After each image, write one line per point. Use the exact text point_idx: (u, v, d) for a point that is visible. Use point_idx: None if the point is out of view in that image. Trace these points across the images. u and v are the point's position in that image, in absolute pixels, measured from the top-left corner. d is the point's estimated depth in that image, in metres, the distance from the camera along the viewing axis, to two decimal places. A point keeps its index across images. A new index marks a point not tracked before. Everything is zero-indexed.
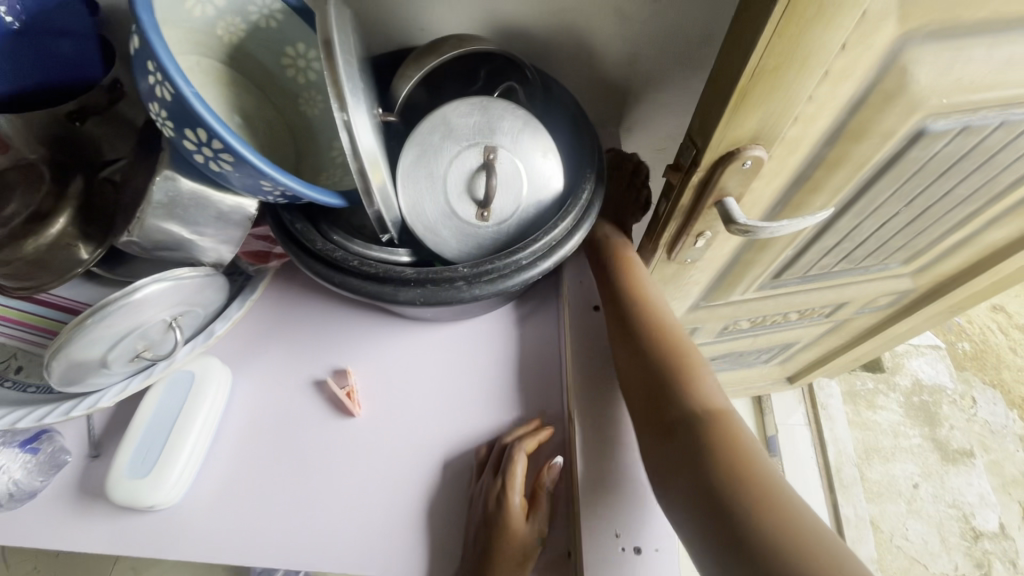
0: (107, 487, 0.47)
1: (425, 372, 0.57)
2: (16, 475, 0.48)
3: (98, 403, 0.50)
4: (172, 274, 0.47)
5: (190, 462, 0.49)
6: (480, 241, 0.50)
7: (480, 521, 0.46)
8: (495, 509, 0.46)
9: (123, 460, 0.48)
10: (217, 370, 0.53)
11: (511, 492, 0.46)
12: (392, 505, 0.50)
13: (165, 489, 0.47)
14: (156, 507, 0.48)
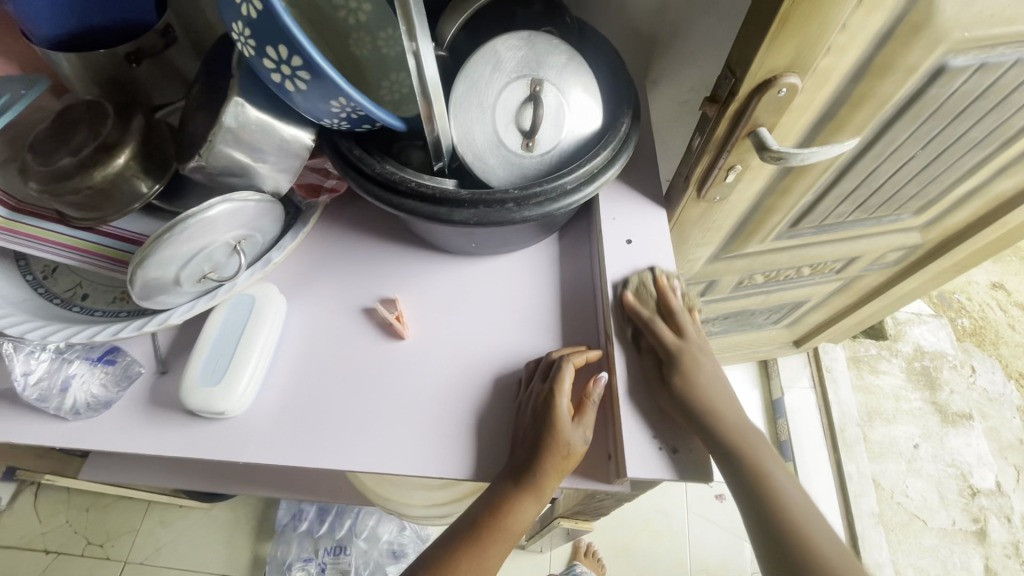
0: (181, 395, 0.51)
1: (470, 301, 0.60)
2: (94, 388, 0.53)
3: (168, 321, 0.54)
4: (239, 196, 0.50)
5: (255, 373, 0.53)
6: (525, 170, 0.53)
7: (530, 419, 0.50)
8: (543, 407, 0.50)
9: (194, 370, 0.51)
10: (275, 294, 0.57)
11: (559, 395, 0.49)
12: (444, 415, 0.54)
13: (235, 397, 0.51)
14: (227, 414, 0.51)
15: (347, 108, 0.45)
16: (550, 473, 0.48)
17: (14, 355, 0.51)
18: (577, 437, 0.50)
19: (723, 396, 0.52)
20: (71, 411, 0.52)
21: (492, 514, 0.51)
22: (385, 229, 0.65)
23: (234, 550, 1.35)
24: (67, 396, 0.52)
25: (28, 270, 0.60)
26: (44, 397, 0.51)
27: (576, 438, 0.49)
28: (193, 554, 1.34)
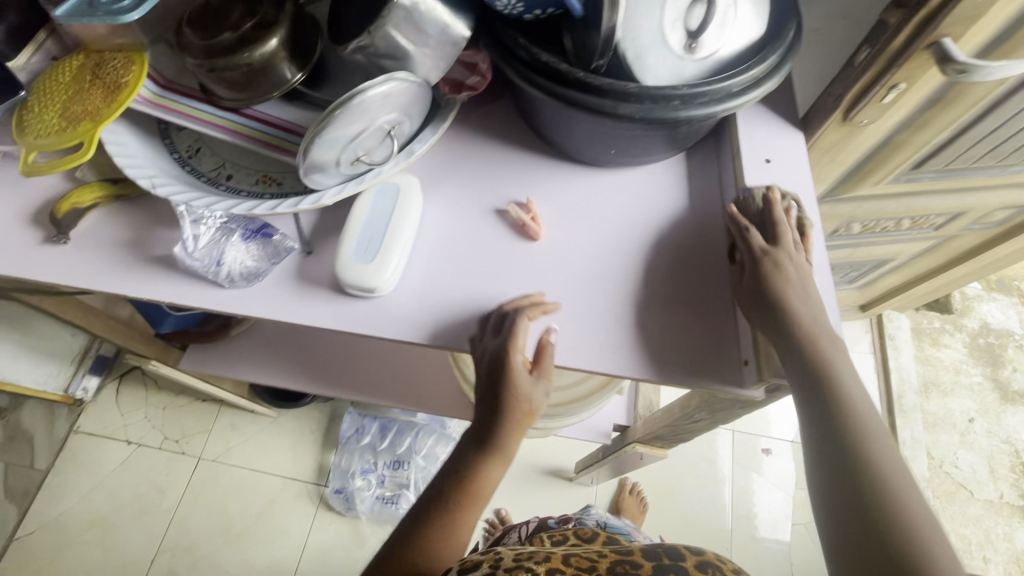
0: (336, 270, 0.54)
1: (598, 210, 0.61)
2: (247, 258, 0.55)
3: (321, 201, 0.56)
4: (399, 76, 0.50)
5: (402, 258, 0.55)
6: (685, 73, 0.52)
7: (485, 379, 0.55)
8: (499, 366, 0.53)
9: (346, 251, 0.55)
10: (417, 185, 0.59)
11: (513, 351, 0.52)
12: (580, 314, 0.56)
13: (385, 276, 0.54)
14: (376, 291, 0.54)
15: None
16: (511, 431, 0.56)
17: (185, 222, 0.54)
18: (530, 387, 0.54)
19: (807, 306, 0.49)
20: (229, 279, 0.55)
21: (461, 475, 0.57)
22: (514, 135, 0.65)
23: (299, 456, 1.44)
24: (226, 265, 0.55)
25: (175, 149, 0.62)
26: (206, 264, 0.54)
27: (530, 392, 0.54)
28: (262, 457, 1.44)
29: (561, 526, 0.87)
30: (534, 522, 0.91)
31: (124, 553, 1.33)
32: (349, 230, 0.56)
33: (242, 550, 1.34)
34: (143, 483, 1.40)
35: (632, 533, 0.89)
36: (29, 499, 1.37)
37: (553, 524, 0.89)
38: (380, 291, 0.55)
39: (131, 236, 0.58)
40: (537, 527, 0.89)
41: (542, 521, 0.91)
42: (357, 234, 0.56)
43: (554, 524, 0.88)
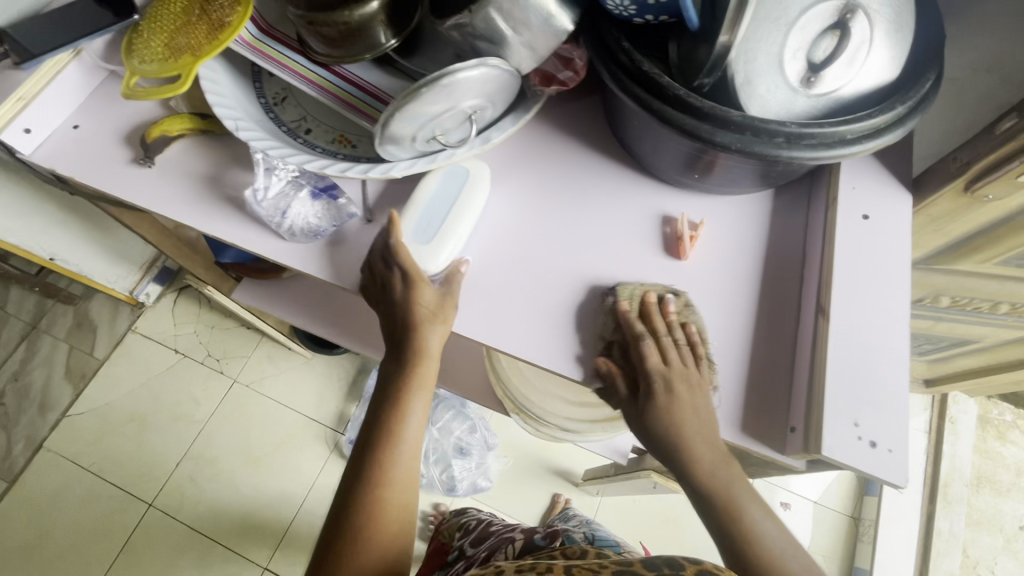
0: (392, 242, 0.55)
1: (665, 233, 0.58)
2: (312, 215, 0.57)
3: (391, 172, 0.56)
4: (490, 62, 0.48)
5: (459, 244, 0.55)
6: (794, 107, 0.47)
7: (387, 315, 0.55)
8: (403, 290, 0.53)
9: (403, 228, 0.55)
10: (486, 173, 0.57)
11: (416, 281, 0.53)
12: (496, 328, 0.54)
13: (437, 261, 0.54)
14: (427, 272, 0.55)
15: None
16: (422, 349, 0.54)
17: (259, 170, 0.56)
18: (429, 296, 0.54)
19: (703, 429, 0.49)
20: (291, 233, 0.56)
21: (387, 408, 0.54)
22: (594, 140, 0.62)
23: (324, 401, 1.49)
24: (290, 218, 0.56)
25: (263, 94, 0.64)
26: (270, 214, 0.56)
27: (431, 304, 0.53)
28: (290, 393, 1.50)
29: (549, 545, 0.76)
30: (518, 541, 0.78)
31: (156, 450, 1.44)
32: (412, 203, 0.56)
33: (256, 475, 1.42)
34: (181, 392, 1.50)
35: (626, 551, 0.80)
36: (84, 382, 1.50)
37: (539, 543, 0.77)
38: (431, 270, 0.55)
39: (209, 171, 0.61)
40: (522, 547, 0.77)
41: (528, 535, 0.80)
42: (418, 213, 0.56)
43: (541, 541, 0.78)
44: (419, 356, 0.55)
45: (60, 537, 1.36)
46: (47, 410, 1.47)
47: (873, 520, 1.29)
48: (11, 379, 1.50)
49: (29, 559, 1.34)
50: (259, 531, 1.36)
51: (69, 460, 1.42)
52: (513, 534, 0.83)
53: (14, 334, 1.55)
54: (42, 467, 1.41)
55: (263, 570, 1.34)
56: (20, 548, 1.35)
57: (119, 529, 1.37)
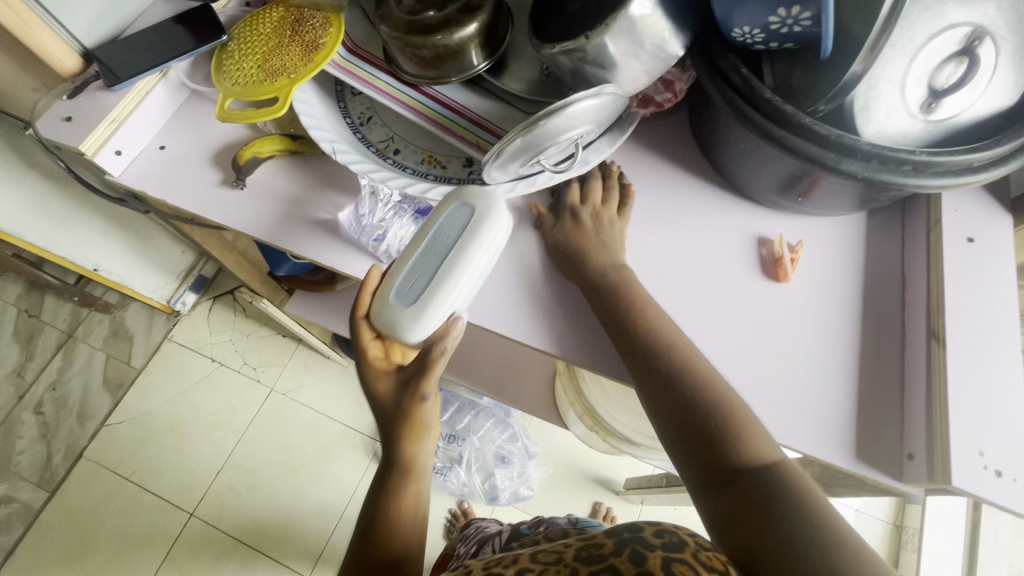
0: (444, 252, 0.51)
1: (762, 254, 0.57)
2: (407, 236, 0.57)
3: (492, 196, 0.56)
4: (604, 90, 0.47)
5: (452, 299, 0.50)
6: (914, 134, 0.47)
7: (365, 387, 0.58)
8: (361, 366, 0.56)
9: (389, 291, 0.51)
10: (496, 216, 0.51)
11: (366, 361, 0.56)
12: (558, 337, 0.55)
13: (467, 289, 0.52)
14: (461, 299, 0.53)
15: (787, 20, 0.44)
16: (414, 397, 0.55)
17: (364, 195, 0.57)
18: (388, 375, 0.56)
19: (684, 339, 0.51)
20: (387, 255, 0.56)
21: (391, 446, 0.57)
22: (684, 161, 0.62)
23: (361, 408, 1.50)
24: (386, 241, 0.56)
25: (348, 114, 0.63)
26: (366, 235, 0.57)
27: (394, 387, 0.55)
28: (327, 400, 1.51)
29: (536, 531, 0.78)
30: (506, 532, 0.81)
31: (196, 459, 1.44)
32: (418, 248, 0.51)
33: (297, 484, 1.42)
34: (219, 399, 1.50)
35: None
36: (122, 391, 1.50)
37: (525, 530, 0.79)
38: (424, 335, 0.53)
39: (298, 193, 0.60)
40: (508, 537, 0.79)
41: (514, 527, 0.81)
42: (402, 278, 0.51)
43: (526, 529, 0.79)
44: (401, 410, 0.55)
45: (103, 547, 1.36)
46: (86, 418, 1.47)
47: (917, 529, 1.30)
48: (50, 387, 1.50)
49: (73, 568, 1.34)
50: (301, 539, 1.37)
51: (110, 470, 1.42)
52: (501, 528, 0.85)
53: (52, 342, 1.55)
54: (83, 476, 1.42)
55: None
56: (64, 558, 1.35)
57: (161, 538, 1.37)
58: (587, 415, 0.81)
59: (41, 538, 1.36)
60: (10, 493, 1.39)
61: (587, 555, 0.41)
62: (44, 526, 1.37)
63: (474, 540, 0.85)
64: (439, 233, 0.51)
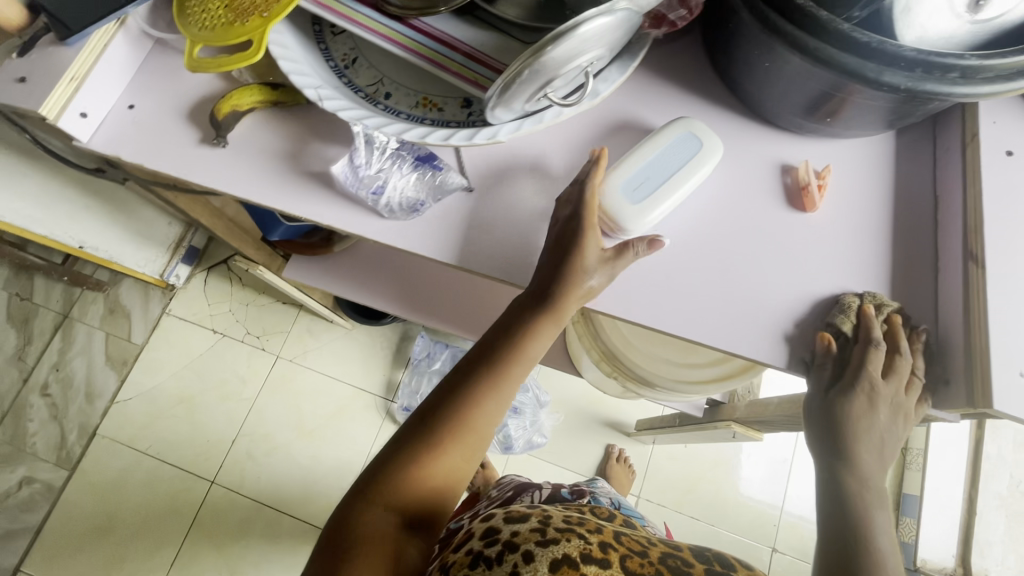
0: (667, 164, 0.50)
1: (786, 183, 0.54)
2: (407, 186, 0.53)
3: (497, 137, 0.51)
4: (617, 5, 0.42)
5: (659, 220, 0.51)
6: (961, 35, 0.43)
7: (552, 250, 0.50)
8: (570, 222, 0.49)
9: (615, 180, 0.50)
10: (710, 155, 0.51)
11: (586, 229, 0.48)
12: None
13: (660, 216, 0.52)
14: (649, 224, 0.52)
15: None
16: (569, 300, 0.49)
17: (359, 143, 0.52)
18: (596, 251, 0.49)
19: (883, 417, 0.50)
20: (389, 210, 0.53)
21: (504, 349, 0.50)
22: (700, 88, 0.57)
23: (370, 370, 1.49)
24: (386, 194, 0.52)
25: (330, 56, 0.58)
26: (363, 189, 0.52)
27: (592, 265, 0.49)
28: (335, 364, 1.50)
29: (575, 500, 0.82)
30: (545, 489, 0.84)
31: (210, 430, 1.45)
32: (641, 152, 0.51)
33: (312, 447, 1.44)
34: (226, 370, 1.50)
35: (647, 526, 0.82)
36: (127, 367, 1.49)
37: (567, 496, 0.83)
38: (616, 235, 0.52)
39: (286, 148, 0.56)
40: (549, 496, 0.83)
41: (555, 489, 0.85)
42: (626, 174, 0.50)
43: (569, 495, 0.83)
44: (563, 307, 0.49)
45: (129, 518, 1.39)
46: (95, 397, 1.46)
47: (921, 449, 1.33)
48: (53, 369, 1.49)
49: (104, 539, 1.37)
50: (323, 499, 1.40)
51: (126, 446, 1.43)
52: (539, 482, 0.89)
53: (48, 324, 1.52)
54: (100, 453, 1.43)
55: None
56: (92, 531, 1.38)
57: (185, 506, 1.40)
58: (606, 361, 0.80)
59: (68, 513, 1.39)
60: (29, 474, 1.40)
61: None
62: (68, 502, 1.39)
63: (508, 486, 0.88)
64: (666, 146, 0.51)
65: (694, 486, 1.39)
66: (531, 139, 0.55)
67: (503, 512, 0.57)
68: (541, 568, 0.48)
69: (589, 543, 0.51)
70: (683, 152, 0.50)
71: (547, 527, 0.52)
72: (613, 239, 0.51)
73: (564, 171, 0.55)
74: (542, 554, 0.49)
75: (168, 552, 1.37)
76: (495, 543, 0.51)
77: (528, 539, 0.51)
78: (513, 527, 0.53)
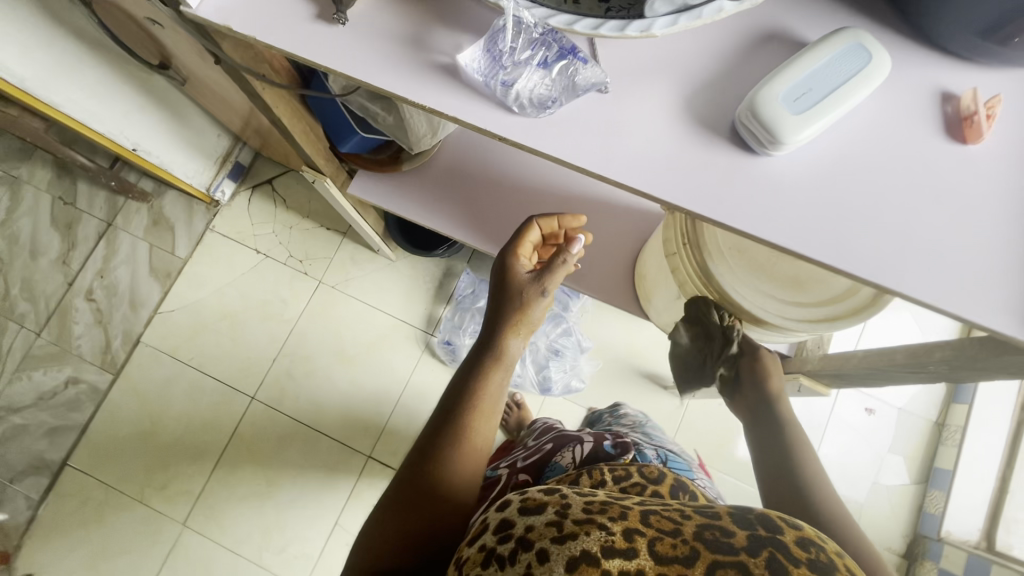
0: (827, 81, 0.47)
1: (945, 112, 0.50)
2: (539, 82, 0.49)
3: (649, 32, 0.47)
4: None
5: (808, 140, 0.47)
6: None
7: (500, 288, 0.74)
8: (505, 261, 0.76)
9: (776, 89, 0.46)
10: (876, 76, 0.47)
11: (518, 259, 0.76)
12: (713, 200, 0.48)
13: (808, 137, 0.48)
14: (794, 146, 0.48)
15: None
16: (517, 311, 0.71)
17: (500, 29, 0.48)
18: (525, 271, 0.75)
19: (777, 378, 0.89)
20: (518, 105, 0.50)
21: (481, 359, 0.69)
22: (859, 0, 0.52)
23: (411, 303, 1.49)
24: (516, 86, 0.49)
25: None
26: (494, 80, 0.49)
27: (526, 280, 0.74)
28: (377, 294, 1.50)
29: (620, 457, 0.67)
30: (586, 444, 0.71)
31: (251, 348, 1.47)
32: (802, 64, 0.47)
33: (351, 372, 1.45)
34: (268, 291, 1.50)
35: (695, 474, 0.75)
36: (170, 280, 1.49)
37: (610, 450, 0.69)
38: (764, 153, 0.48)
39: (410, 31, 0.52)
40: (587, 454, 0.70)
41: (596, 442, 0.72)
42: (788, 86, 0.46)
43: (612, 450, 0.69)
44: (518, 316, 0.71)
45: (171, 425, 1.43)
46: (138, 306, 1.47)
47: (960, 427, 1.34)
48: (98, 275, 1.49)
49: (147, 443, 1.42)
50: (360, 424, 1.42)
51: (169, 356, 1.46)
52: (581, 435, 0.77)
53: (92, 231, 1.51)
54: (144, 361, 1.46)
55: (367, 458, 1.41)
56: (135, 434, 1.42)
57: (226, 419, 1.43)
58: (711, 288, 0.76)
59: (113, 415, 1.43)
60: (75, 374, 1.43)
61: (712, 540, 0.44)
62: (112, 405, 1.43)
63: (549, 438, 0.79)
64: (830, 63, 0.47)
65: (726, 442, 1.40)
66: (676, 42, 0.51)
67: (520, 498, 0.52)
68: (556, 568, 0.42)
69: (612, 534, 0.45)
70: (847, 70, 0.47)
71: (564, 520, 0.47)
72: (757, 154, 0.48)
73: (708, 81, 0.51)
74: (558, 552, 0.44)
75: (208, 460, 1.41)
76: (509, 538, 0.47)
77: (543, 535, 0.46)
78: (527, 520, 0.48)
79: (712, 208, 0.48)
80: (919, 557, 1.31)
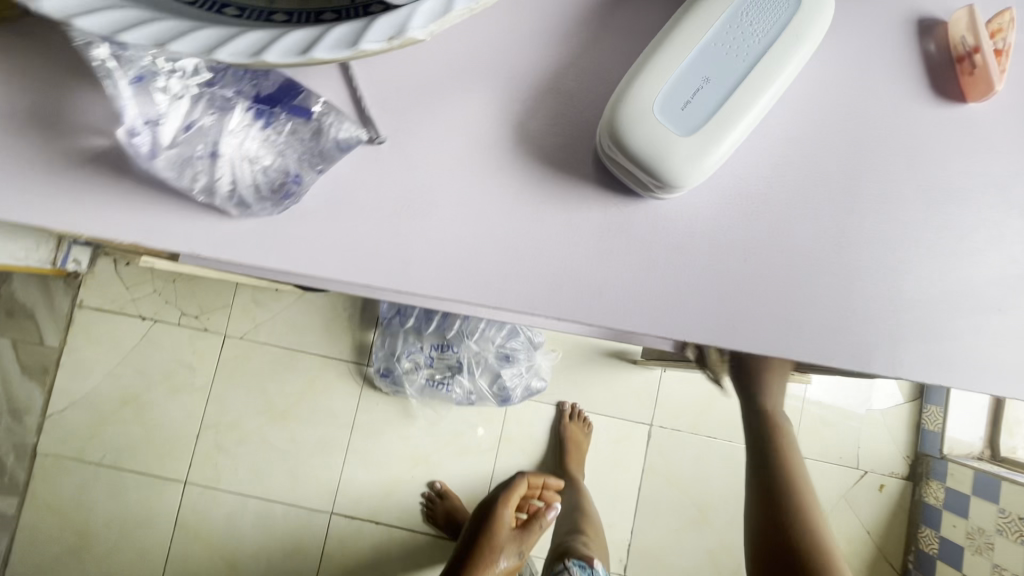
0: (740, 53, 0.27)
1: (927, 53, 0.31)
2: (262, 159, 0.29)
3: (407, 33, 0.25)
4: None
5: (724, 158, 0.28)
6: None
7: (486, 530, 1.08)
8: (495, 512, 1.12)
9: (649, 89, 0.27)
10: (816, 26, 0.28)
11: (505, 507, 1.11)
12: (589, 296, 0.30)
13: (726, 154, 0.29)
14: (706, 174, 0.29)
15: None
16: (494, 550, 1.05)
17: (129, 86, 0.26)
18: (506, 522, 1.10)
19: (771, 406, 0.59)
20: (234, 202, 0.29)
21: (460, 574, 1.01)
22: None
23: (335, 336, 1.30)
24: (220, 176, 0.28)
25: None
26: (173, 168, 0.28)
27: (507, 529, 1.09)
28: (294, 335, 1.30)
29: None
30: None
31: (167, 428, 1.28)
32: (694, 33, 0.27)
33: (288, 428, 1.28)
34: (168, 360, 1.29)
35: None
36: (50, 377, 1.27)
37: None
38: (658, 194, 0.29)
39: (30, 101, 0.30)
40: None
41: None
42: (672, 81, 0.27)
43: None
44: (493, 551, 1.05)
45: (104, 533, 1.27)
46: (21, 415, 1.25)
47: None
48: None
49: (83, 558, 1.26)
50: (313, 482, 1.27)
51: (76, 460, 1.27)
52: None
53: None
54: (49, 473, 1.26)
55: (330, 517, 1.27)
56: (66, 552, 1.26)
57: (163, 513, 1.26)
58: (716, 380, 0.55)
59: (34, 539, 1.25)
60: None
61: None
62: (29, 528, 1.25)
63: None
64: (741, 23, 0.28)
65: (709, 405, 1.29)
66: (481, 27, 0.30)
67: None
68: None
69: None
70: (770, 29, 0.28)
71: None
72: (648, 198, 0.30)
73: (548, 85, 0.31)
74: None
75: (158, 560, 1.26)
76: None
77: None
78: None
79: (595, 307, 0.30)
80: (924, 479, 1.25)
